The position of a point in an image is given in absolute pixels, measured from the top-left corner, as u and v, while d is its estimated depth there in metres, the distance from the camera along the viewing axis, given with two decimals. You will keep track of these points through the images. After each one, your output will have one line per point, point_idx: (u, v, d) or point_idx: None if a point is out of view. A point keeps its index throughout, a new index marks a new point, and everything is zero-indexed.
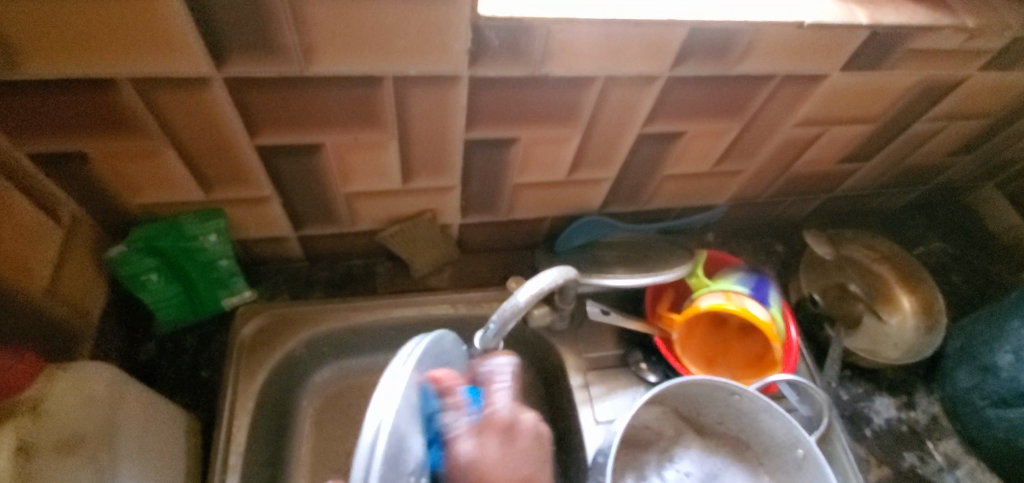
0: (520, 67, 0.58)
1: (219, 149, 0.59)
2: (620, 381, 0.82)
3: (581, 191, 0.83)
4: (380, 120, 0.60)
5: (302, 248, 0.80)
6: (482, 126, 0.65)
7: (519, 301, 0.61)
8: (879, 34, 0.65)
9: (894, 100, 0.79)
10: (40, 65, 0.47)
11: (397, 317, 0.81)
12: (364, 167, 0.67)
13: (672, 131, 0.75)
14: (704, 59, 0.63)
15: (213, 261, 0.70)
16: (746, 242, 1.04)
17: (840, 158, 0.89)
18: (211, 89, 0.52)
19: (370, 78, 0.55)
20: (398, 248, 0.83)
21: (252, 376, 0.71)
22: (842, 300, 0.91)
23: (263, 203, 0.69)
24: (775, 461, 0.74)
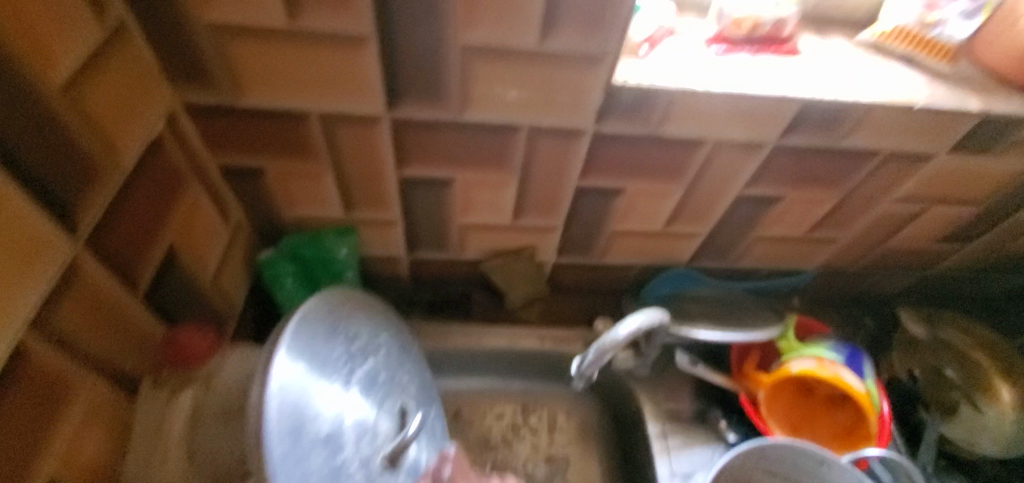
0: (640, 126, 0.64)
1: (368, 174, 0.69)
2: (698, 436, 0.82)
3: (674, 244, 0.86)
4: (507, 162, 0.68)
5: (410, 269, 0.87)
6: (595, 175, 0.72)
7: (619, 335, 0.66)
8: (992, 121, 0.67)
9: (1003, 185, 0.79)
10: (256, 97, 0.58)
11: (488, 344, 0.86)
12: (483, 203, 0.74)
13: (771, 195, 0.78)
14: (813, 131, 0.67)
15: (341, 273, 0.78)
16: (833, 312, 1.02)
17: (940, 237, 0.89)
18: (379, 124, 0.62)
19: (510, 126, 0.63)
20: (496, 280, 0.88)
21: None
22: (937, 386, 0.87)
23: (390, 226, 0.77)
24: None
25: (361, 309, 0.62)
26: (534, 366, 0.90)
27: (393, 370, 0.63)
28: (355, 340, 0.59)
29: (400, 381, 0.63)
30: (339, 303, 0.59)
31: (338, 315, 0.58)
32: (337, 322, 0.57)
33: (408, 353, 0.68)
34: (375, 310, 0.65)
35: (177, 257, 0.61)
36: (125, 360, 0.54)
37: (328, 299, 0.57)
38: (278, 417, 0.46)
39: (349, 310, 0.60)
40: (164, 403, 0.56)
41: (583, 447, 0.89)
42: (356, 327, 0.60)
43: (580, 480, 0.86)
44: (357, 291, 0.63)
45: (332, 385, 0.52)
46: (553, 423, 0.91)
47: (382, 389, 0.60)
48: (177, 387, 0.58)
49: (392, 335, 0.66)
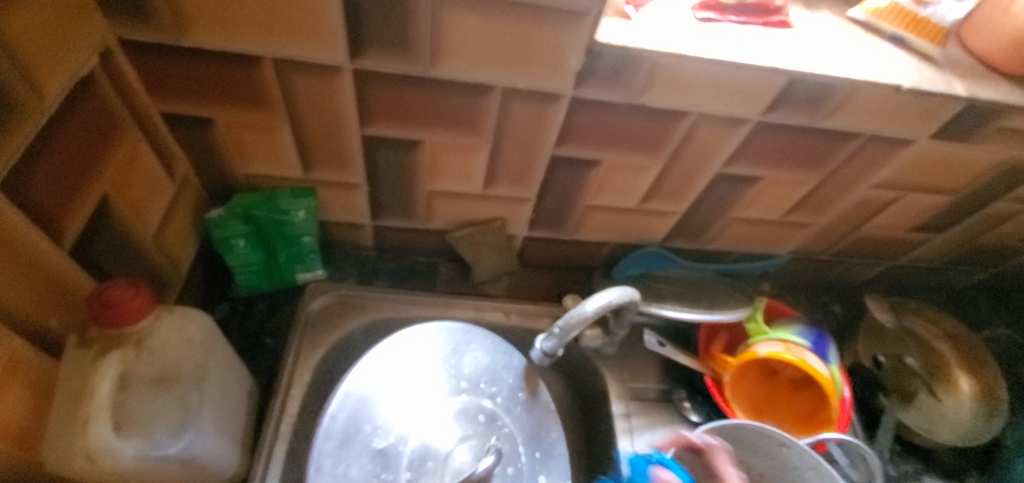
0: (621, 93, 0.61)
1: (329, 132, 0.64)
2: (661, 416, 0.81)
3: (648, 222, 0.84)
4: (480, 124, 0.64)
5: (374, 237, 0.83)
6: (570, 144, 0.68)
7: (586, 310, 0.64)
8: (975, 108, 0.66)
9: (977, 176, 0.78)
10: (205, 37, 0.53)
11: (453, 317, 0.83)
12: (452, 168, 0.70)
13: (749, 175, 0.76)
14: (797, 108, 0.65)
15: (298, 236, 0.75)
16: (801, 297, 1.02)
17: (911, 226, 0.89)
18: (340, 76, 0.57)
19: (481, 86, 0.59)
20: (464, 251, 0.85)
21: (314, 349, 0.74)
22: (898, 374, 0.89)
23: (352, 188, 0.73)
24: None
25: (478, 343, 0.71)
26: None
27: (494, 413, 0.68)
28: (458, 372, 0.69)
29: (501, 425, 0.67)
30: (463, 336, 0.71)
31: (455, 345, 0.70)
32: (448, 353, 0.70)
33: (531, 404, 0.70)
34: (496, 353, 0.72)
35: (111, 210, 0.55)
36: (46, 317, 0.50)
37: (450, 331, 0.71)
38: (338, 408, 0.63)
39: (465, 342, 0.71)
40: (92, 362, 0.51)
41: None
42: (465, 362, 0.70)
43: None
44: (478, 330, 0.73)
45: (399, 410, 0.64)
46: None
47: (467, 422, 0.66)
48: (109, 346, 0.52)
49: (506, 378, 0.71)
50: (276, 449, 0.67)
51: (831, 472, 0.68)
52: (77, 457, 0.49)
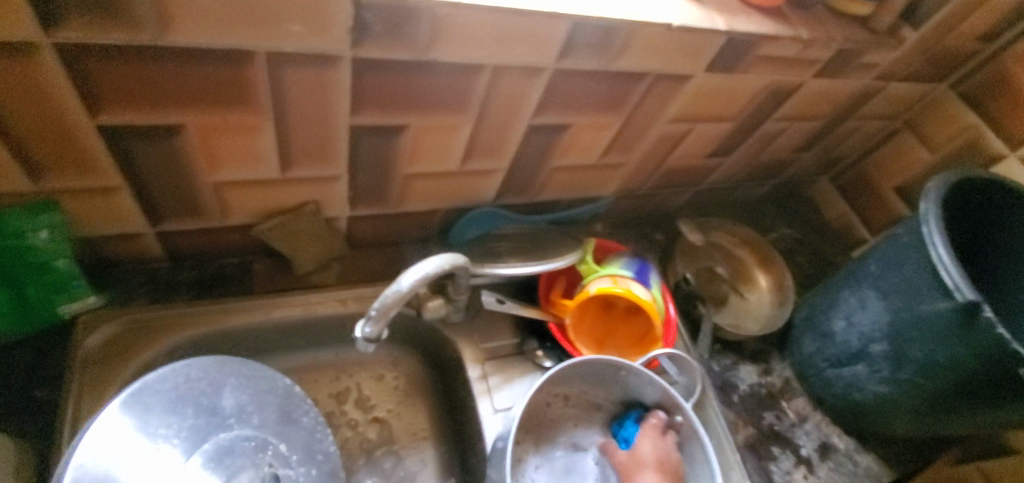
0: (407, 51, 0.56)
1: (49, 129, 0.51)
2: (517, 368, 0.83)
3: (474, 182, 0.82)
4: (253, 99, 0.56)
5: (161, 246, 0.70)
6: (368, 112, 0.63)
7: (402, 287, 0.61)
8: (735, 40, 0.73)
9: (748, 101, 0.89)
10: None
11: (281, 316, 0.75)
12: (234, 153, 0.61)
13: (560, 123, 0.77)
14: (587, 53, 0.66)
15: (46, 262, 0.61)
16: (631, 232, 1.10)
17: (706, 154, 0.99)
18: (38, 57, 0.45)
19: (239, 54, 0.51)
20: (279, 244, 0.76)
21: (102, 390, 0.63)
22: (710, 282, 1.03)
23: (110, 193, 0.60)
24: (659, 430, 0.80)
25: (232, 376, 0.60)
26: (341, 332, 0.81)
27: (262, 442, 0.59)
28: (215, 407, 0.58)
29: (268, 453, 0.59)
30: (201, 373, 0.58)
31: (187, 389, 0.56)
32: (188, 393, 0.56)
33: (296, 422, 0.62)
34: (256, 377, 0.61)
35: None
36: None
37: (170, 371, 0.56)
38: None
39: (214, 379, 0.58)
40: None
41: (406, 404, 0.85)
42: (222, 399, 0.58)
43: (409, 440, 0.82)
44: (231, 357, 0.61)
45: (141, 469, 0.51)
46: (374, 387, 0.84)
47: (241, 458, 0.57)
48: None
49: (272, 403, 0.61)
50: None
51: (662, 383, 0.76)
52: None
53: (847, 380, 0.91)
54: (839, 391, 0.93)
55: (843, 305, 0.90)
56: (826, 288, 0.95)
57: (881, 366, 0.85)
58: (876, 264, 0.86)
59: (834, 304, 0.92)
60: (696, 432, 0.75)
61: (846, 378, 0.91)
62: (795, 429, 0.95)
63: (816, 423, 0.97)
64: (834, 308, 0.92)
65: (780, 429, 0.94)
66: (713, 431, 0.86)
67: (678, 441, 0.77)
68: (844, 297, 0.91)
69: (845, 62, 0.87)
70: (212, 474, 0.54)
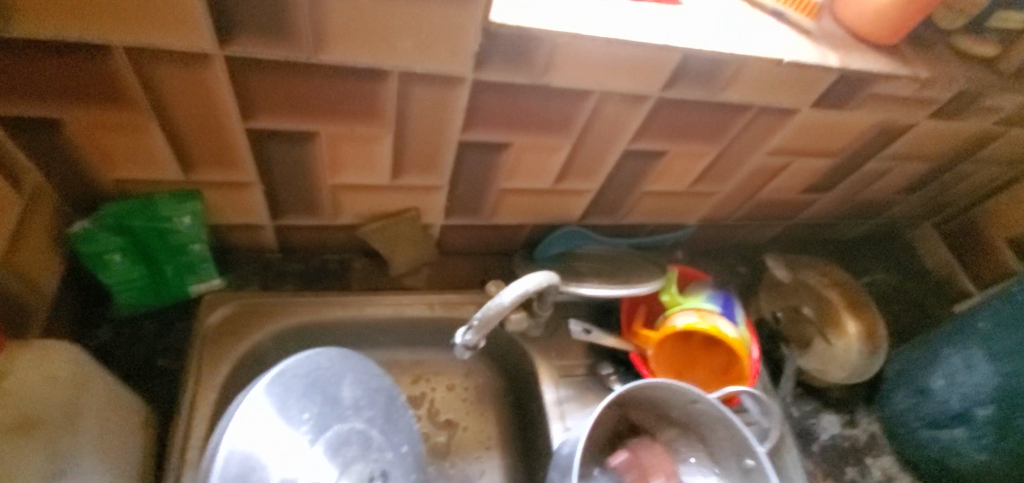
0: (524, 74, 0.59)
1: (208, 128, 0.58)
2: (587, 391, 0.83)
3: (564, 201, 0.84)
4: (380, 112, 0.60)
5: (277, 238, 0.77)
6: (478, 129, 0.66)
7: (503, 302, 0.63)
8: (848, 77, 0.71)
9: (853, 139, 0.85)
10: (40, 28, 0.45)
11: (374, 314, 0.80)
12: (355, 160, 0.66)
13: (657, 149, 0.78)
14: (693, 84, 0.67)
15: (185, 245, 0.68)
16: (712, 261, 1.08)
17: (800, 189, 0.96)
18: (213, 66, 0.52)
19: (375, 72, 0.56)
20: (378, 245, 0.81)
21: (217, 365, 0.69)
22: (795, 322, 0.99)
23: (245, 188, 0.67)
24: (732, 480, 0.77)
25: (351, 370, 0.63)
26: (425, 334, 0.85)
27: (371, 436, 0.63)
28: (336, 397, 0.61)
29: (376, 447, 0.64)
30: (326, 364, 0.61)
31: (316, 376, 0.60)
32: (318, 381, 0.60)
33: (396, 423, 0.67)
34: (369, 374, 0.66)
35: None
36: None
37: (305, 358, 0.59)
38: (224, 466, 0.50)
39: (338, 371, 0.62)
40: None
41: (479, 410, 0.87)
42: (342, 391, 0.62)
43: (480, 445, 0.85)
44: (350, 352, 0.64)
45: (279, 449, 0.54)
46: (448, 391, 0.88)
47: (355, 449, 0.61)
48: None
49: (380, 401, 0.66)
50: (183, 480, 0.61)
51: (739, 426, 0.72)
52: None
53: (943, 444, 0.84)
54: (934, 454, 0.86)
55: (943, 364, 0.84)
56: (926, 343, 0.89)
57: (984, 434, 0.79)
58: (985, 322, 0.80)
59: (933, 362, 0.86)
60: (765, 480, 0.71)
61: (942, 442, 0.85)
62: None
63: None
64: (933, 366, 0.86)
65: None
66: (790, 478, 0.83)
67: None
68: (946, 354, 0.84)
69: (965, 104, 0.82)
70: (335, 461, 0.58)
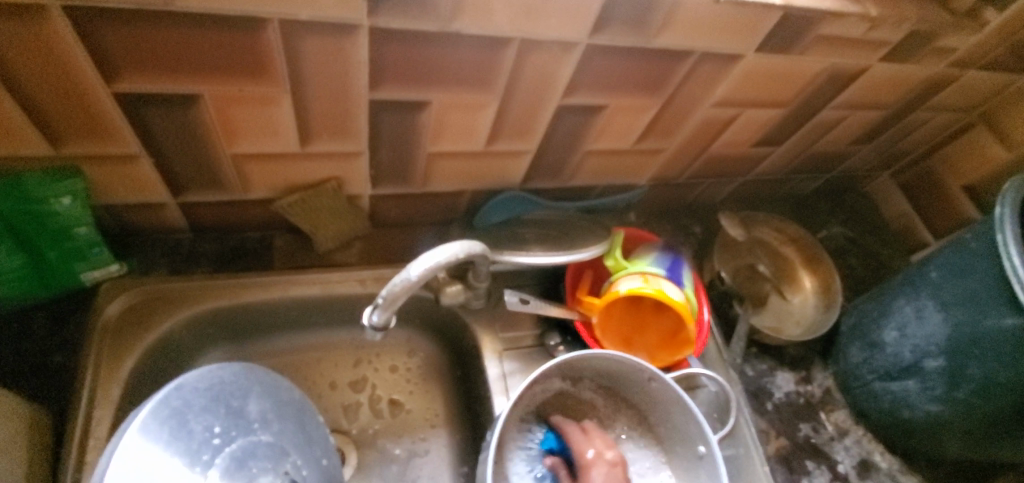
0: (428, 20, 0.53)
1: (68, 96, 0.51)
2: (534, 362, 0.80)
3: (501, 164, 0.79)
4: (268, 69, 0.53)
5: (184, 217, 0.70)
6: (390, 86, 0.60)
7: (411, 276, 0.58)
8: (791, 16, 0.66)
9: (803, 87, 0.81)
10: None
11: (299, 295, 0.74)
12: (253, 126, 0.59)
13: (594, 104, 0.72)
14: (625, 28, 0.61)
15: (68, 228, 0.61)
16: (666, 223, 1.04)
17: (752, 142, 0.92)
18: (53, 20, 0.44)
19: (251, 21, 0.49)
20: (300, 219, 0.75)
21: (120, 359, 0.63)
22: (751, 280, 0.96)
23: (130, 162, 0.60)
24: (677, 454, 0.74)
25: (259, 383, 0.59)
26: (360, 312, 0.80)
27: (283, 449, 0.57)
28: (240, 411, 0.56)
29: (291, 461, 0.57)
30: (226, 379, 0.56)
31: (214, 391, 0.55)
32: (219, 395, 0.55)
33: (313, 437, 0.61)
34: (280, 387, 0.60)
35: None
36: None
37: (201, 374, 0.55)
38: None
39: (243, 384, 0.57)
40: None
41: (424, 388, 0.84)
42: (248, 404, 0.57)
43: (425, 424, 0.81)
44: (256, 367, 0.60)
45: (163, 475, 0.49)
46: (391, 372, 0.84)
47: (262, 463, 0.55)
48: None
49: (292, 414, 0.60)
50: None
51: (691, 405, 0.70)
52: None
53: (895, 395, 0.83)
54: (886, 406, 0.85)
55: (897, 315, 0.83)
56: (878, 295, 0.88)
57: (936, 384, 0.78)
58: (937, 272, 0.78)
59: (886, 313, 0.85)
60: (715, 466, 0.68)
61: (895, 393, 0.84)
62: (833, 443, 0.89)
63: (857, 439, 0.90)
64: (886, 318, 0.84)
65: (817, 442, 0.89)
66: (743, 441, 0.80)
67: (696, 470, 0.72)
68: (899, 306, 0.83)
69: (917, 46, 0.78)
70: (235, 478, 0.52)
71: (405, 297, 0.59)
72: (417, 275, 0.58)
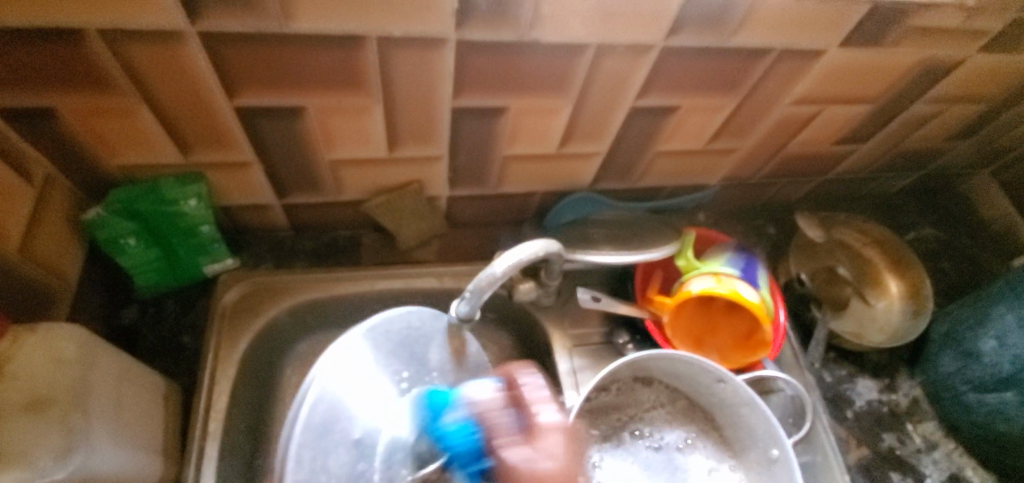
0: (511, 31, 0.56)
1: (199, 111, 0.58)
2: (603, 359, 0.82)
3: (572, 166, 0.81)
4: (365, 81, 0.59)
5: (286, 217, 0.78)
6: (472, 94, 0.64)
7: (496, 272, 0.62)
8: (879, 10, 0.64)
9: (891, 81, 0.77)
10: (12, 16, 0.45)
11: (383, 289, 0.80)
12: (349, 134, 0.65)
13: (667, 105, 0.73)
14: (702, 29, 0.62)
15: (194, 227, 0.69)
16: (739, 223, 1.02)
17: (834, 140, 0.89)
18: (189, 45, 0.50)
19: (353, 40, 0.54)
20: (386, 219, 0.80)
21: (234, 343, 0.71)
22: (830, 284, 0.93)
23: (245, 168, 0.67)
24: (749, 456, 0.74)
25: (441, 333, 0.64)
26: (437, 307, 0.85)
27: None
28: (423, 358, 0.62)
29: None
30: (417, 323, 0.63)
31: (400, 334, 0.61)
32: (407, 340, 0.61)
33: (484, 392, 0.65)
34: (460, 340, 0.65)
35: None
36: None
37: (400, 313, 0.62)
38: (311, 409, 0.52)
39: (426, 332, 0.63)
40: None
41: None
42: (430, 353, 0.63)
43: None
44: (443, 316, 0.65)
45: (363, 392, 0.55)
46: None
47: None
48: None
49: (469, 368, 0.65)
50: (207, 449, 0.65)
51: (762, 407, 0.69)
52: None
53: (992, 408, 0.77)
54: (980, 419, 0.80)
55: (995, 324, 0.76)
56: (975, 301, 0.81)
57: None
58: None
59: (983, 321, 0.78)
60: (790, 471, 0.68)
61: (990, 406, 0.78)
62: (920, 456, 0.85)
63: (946, 452, 0.86)
64: (983, 326, 0.78)
65: (902, 454, 0.85)
66: (821, 449, 0.78)
67: (770, 475, 0.71)
68: (999, 314, 0.76)
69: None
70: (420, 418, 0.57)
71: (485, 291, 0.62)
72: (500, 272, 0.62)
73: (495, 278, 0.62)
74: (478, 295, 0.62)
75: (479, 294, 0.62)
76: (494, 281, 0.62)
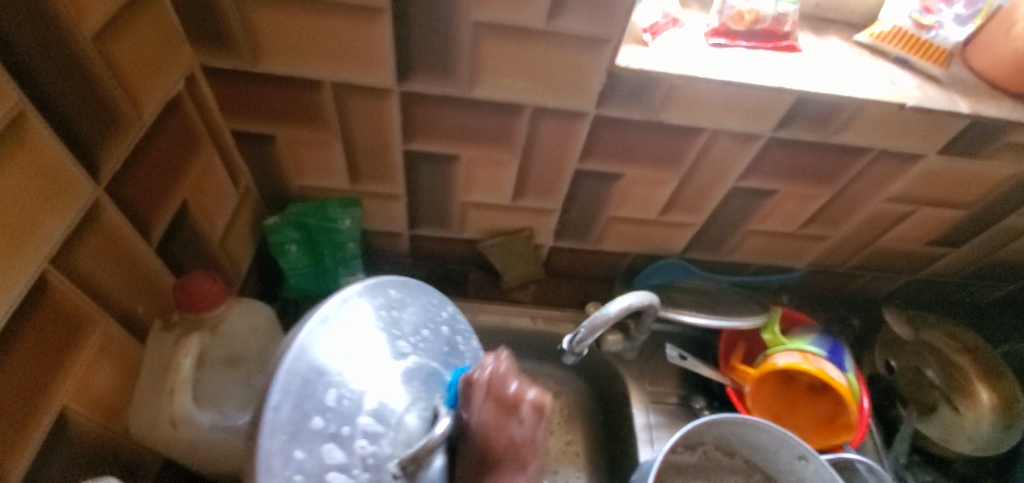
0: (640, 111, 0.67)
1: (376, 149, 0.71)
2: (678, 420, 0.85)
3: (668, 233, 0.89)
4: (511, 140, 0.70)
5: (410, 245, 0.90)
6: (595, 159, 0.74)
7: (609, 312, 0.70)
8: (979, 125, 0.70)
9: (988, 190, 0.81)
10: (274, 63, 0.60)
11: (484, 322, 0.89)
12: (485, 181, 0.77)
13: (765, 188, 0.80)
14: (807, 125, 0.70)
15: (343, 243, 0.80)
16: (821, 310, 1.05)
17: (926, 240, 0.91)
18: (390, 98, 0.64)
19: (512, 108, 0.66)
20: (495, 259, 0.90)
21: None
22: (918, 386, 0.91)
23: (394, 200, 0.80)
24: None
25: (410, 300, 0.57)
26: (526, 346, 0.92)
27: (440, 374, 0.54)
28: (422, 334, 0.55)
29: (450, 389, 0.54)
30: (400, 295, 0.56)
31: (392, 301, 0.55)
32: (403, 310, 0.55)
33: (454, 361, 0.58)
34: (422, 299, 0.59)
35: (187, 214, 0.62)
36: (140, 305, 0.57)
37: (383, 284, 0.55)
38: (284, 380, 0.42)
39: (401, 299, 0.56)
40: (174, 342, 0.58)
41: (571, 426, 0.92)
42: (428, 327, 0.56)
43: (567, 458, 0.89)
44: (414, 283, 0.59)
45: (356, 363, 0.47)
46: None
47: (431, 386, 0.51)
48: (188, 329, 0.59)
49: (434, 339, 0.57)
50: None
51: None
52: (163, 422, 0.55)
53: None
54: None
55: None
56: None
57: None
58: None
59: None
60: None
61: None
62: None
63: None
64: None
65: None
66: None
67: None
68: None
69: None
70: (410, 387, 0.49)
71: (600, 325, 0.70)
72: (613, 313, 0.70)
73: (608, 314, 0.70)
74: (591, 330, 0.70)
75: (590, 329, 0.70)
76: (607, 317, 0.70)
